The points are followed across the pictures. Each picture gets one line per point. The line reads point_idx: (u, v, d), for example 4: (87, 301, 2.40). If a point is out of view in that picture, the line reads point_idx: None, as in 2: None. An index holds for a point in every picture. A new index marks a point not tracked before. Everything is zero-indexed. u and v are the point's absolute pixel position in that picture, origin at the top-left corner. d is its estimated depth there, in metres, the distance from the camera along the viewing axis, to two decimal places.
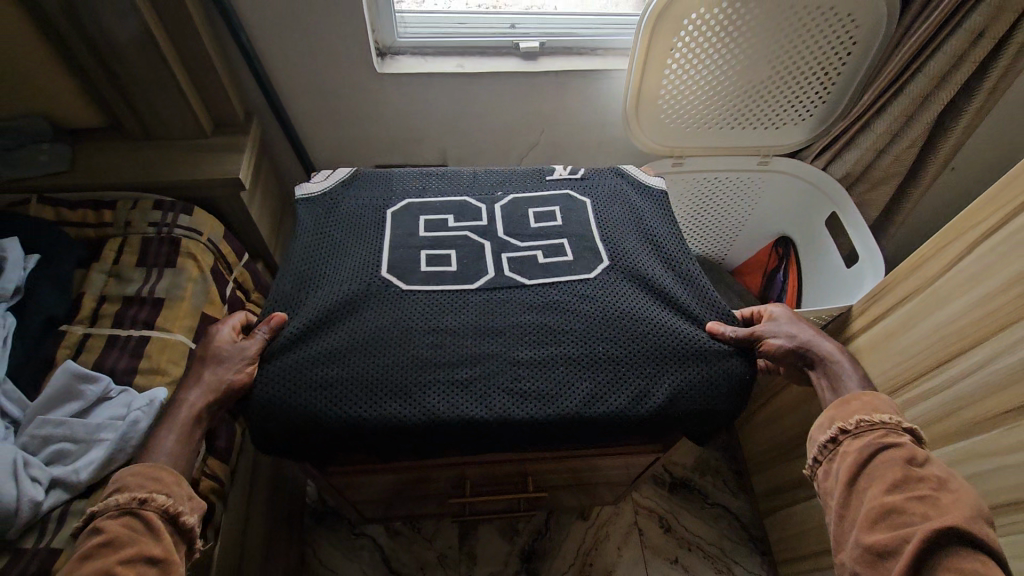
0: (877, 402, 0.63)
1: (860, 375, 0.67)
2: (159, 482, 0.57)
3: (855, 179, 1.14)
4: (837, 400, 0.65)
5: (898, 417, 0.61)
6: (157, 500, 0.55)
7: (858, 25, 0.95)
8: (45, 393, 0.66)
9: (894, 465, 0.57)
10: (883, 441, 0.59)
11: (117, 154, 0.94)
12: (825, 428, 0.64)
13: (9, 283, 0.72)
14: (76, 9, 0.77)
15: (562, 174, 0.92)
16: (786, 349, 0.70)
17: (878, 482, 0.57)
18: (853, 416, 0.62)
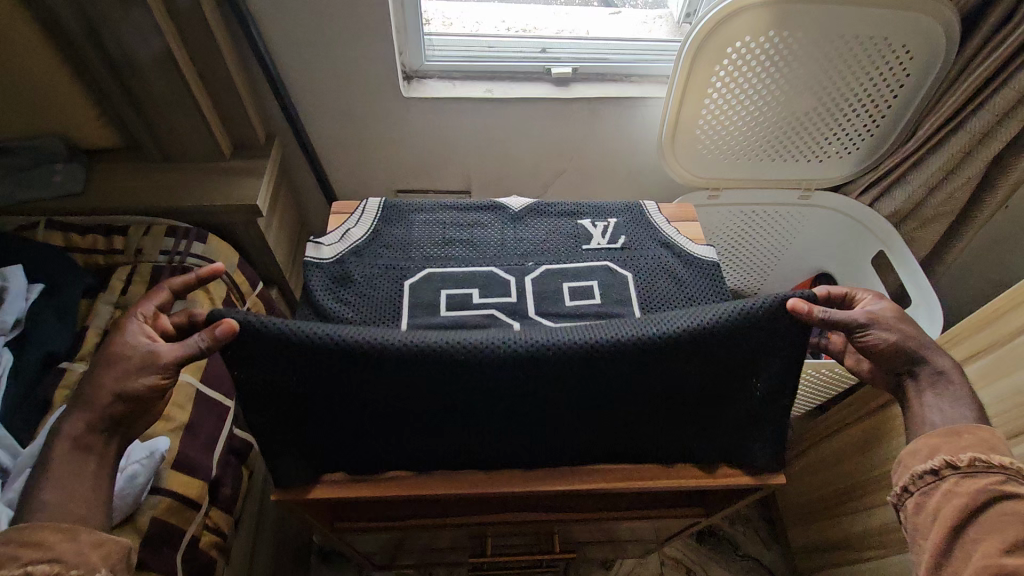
0: (995, 441, 0.53)
1: (976, 403, 0.57)
2: (41, 547, 0.46)
3: (902, 219, 1.08)
4: (944, 429, 0.55)
5: (1018, 461, 0.52)
6: (39, 570, 0.45)
7: (913, 56, 0.89)
8: (38, 442, 0.61)
9: (1015, 520, 0.48)
10: (1002, 489, 0.50)
11: (131, 177, 0.90)
12: (920, 458, 0.55)
13: (8, 316, 0.68)
14: (95, 28, 0.74)
15: (600, 243, 0.82)
16: (895, 351, 0.59)
17: (993, 538, 0.48)
18: (964, 452, 0.53)
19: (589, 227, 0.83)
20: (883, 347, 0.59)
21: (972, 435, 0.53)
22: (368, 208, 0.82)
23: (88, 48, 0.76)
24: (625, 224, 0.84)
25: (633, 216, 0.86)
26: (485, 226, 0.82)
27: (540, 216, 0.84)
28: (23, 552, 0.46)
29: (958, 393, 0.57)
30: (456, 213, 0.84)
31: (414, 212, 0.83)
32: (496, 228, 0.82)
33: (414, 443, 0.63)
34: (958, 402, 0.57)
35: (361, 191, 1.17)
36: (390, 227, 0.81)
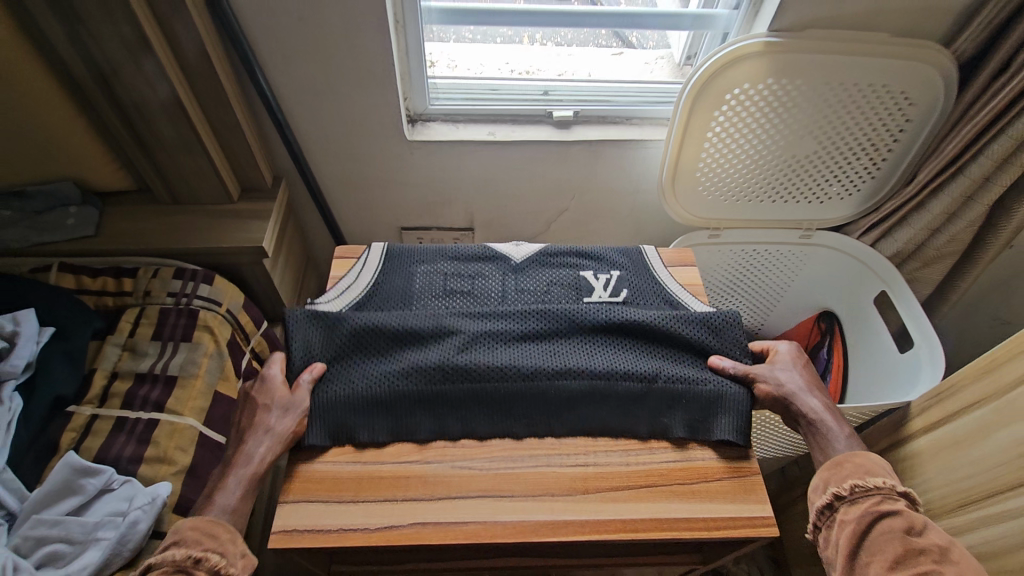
0: (870, 464, 0.61)
1: (847, 435, 0.65)
2: (214, 540, 0.54)
3: (905, 258, 1.08)
4: (830, 462, 0.63)
5: (892, 480, 0.59)
6: (212, 560, 0.52)
7: (912, 103, 0.90)
8: (43, 487, 0.62)
9: (894, 536, 0.55)
10: (880, 510, 0.57)
11: (144, 219, 0.93)
12: (818, 492, 0.62)
13: (20, 360, 0.70)
14: (109, 79, 0.77)
15: (602, 296, 0.82)
16: (771, 397, 0.70)
17: (879, 558, 0.54)
18: (846, 481, 0.60)
19: (591, 279, 0.84)
20: (762, 390, 0.70)
21: (849, 463, 0.61)
22: (373, 253, 0.84)
23: (103, 98, 0.79)
24: (628, 278, 0.85)
25: (637, 270, 0.86)
26: (486, 277, 0.83)
27: (542, 266, 0.85)
28: (200, 541, 0.53)
29: (830, 433, 0.66)
30: (458, 264, 0.85)
31: (416, 262, 0.85)
32: (497, 279, 0.83)
33: (415, 414, 0.68)
34: (832, 441, 0.65)
35: (365, 227, 1.19)
36: (391, 279, 0.82)
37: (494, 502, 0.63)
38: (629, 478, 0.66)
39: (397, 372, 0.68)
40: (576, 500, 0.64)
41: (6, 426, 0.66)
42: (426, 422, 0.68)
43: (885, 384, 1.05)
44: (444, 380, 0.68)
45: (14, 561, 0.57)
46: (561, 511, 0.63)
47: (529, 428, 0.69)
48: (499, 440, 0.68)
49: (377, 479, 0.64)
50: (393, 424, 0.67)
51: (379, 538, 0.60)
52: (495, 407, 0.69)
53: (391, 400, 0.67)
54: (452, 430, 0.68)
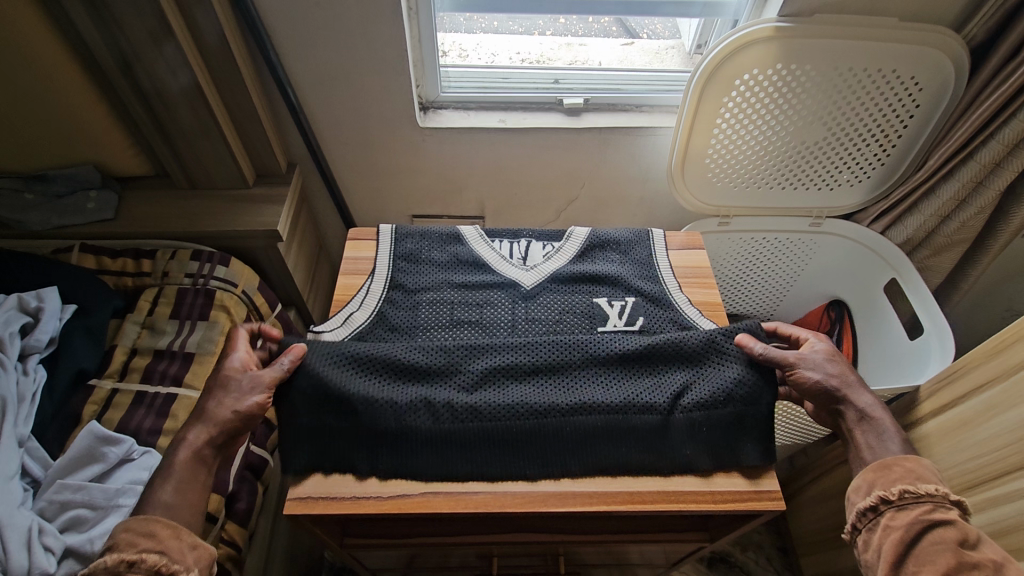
0: (922, 469, 0.58)
1: (900, 435, 0.61)
2: (151, 539, 0.51)
3: (915, 246, 1.08)
4: (876, 463, 0.60)
5: (944, 488, 0.56)
6: (147, 560, 0.50)
7: (923, 89, 0.90)
8: (67, 454, 0.64)
9: (946, 550, 0.52)
10: (931, 519, 0.54)
11: (162, 203, 0.95)
12: (862, 493, 0.59)
13: (43, 336, 0.72)
14: (131, 66, 0.79)
15: (617, 325, 0.79)
16: (818, 386, 0.66)
17: (929, 571, 0.52)
18: (895, 485, 0.57)
19: (605, 307, 0.81)
20: (811, 381, 0.66)
21: (899, 468, 0.58)
22: (384, 237, 0.87)
23: (125, 82, 0.81)
24: (644, 305, 0.82)
25: (655, 295, 0.82)
26: (494, 305, 0.80)
27: (554, 293, 0.82)
28: (136, 543, 0.51)
29: (882, 430, 0.62)
30: (464, 291, 0.82)
31: (421, 291, 0.81)
32: (506, 308, 0.80)
33: (422, 455, 0.64)
34: (883, 440, 0.61)
35: (377, 214, 1.21)
36: (396, 308, 0.79)
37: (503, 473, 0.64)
38: (641, 464, 0.66)
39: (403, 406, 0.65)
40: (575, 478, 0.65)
41: (32, 397, 0.68)
42: (435, 464, 0.64)
43: (894, 371, 1.05)
44: (452, 416, 0.65)
45: (41, 522, 0.60)
46: (569, 483, 0.64)
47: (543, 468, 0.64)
48: None
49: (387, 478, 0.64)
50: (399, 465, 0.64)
51: (393, 505, 0.61)
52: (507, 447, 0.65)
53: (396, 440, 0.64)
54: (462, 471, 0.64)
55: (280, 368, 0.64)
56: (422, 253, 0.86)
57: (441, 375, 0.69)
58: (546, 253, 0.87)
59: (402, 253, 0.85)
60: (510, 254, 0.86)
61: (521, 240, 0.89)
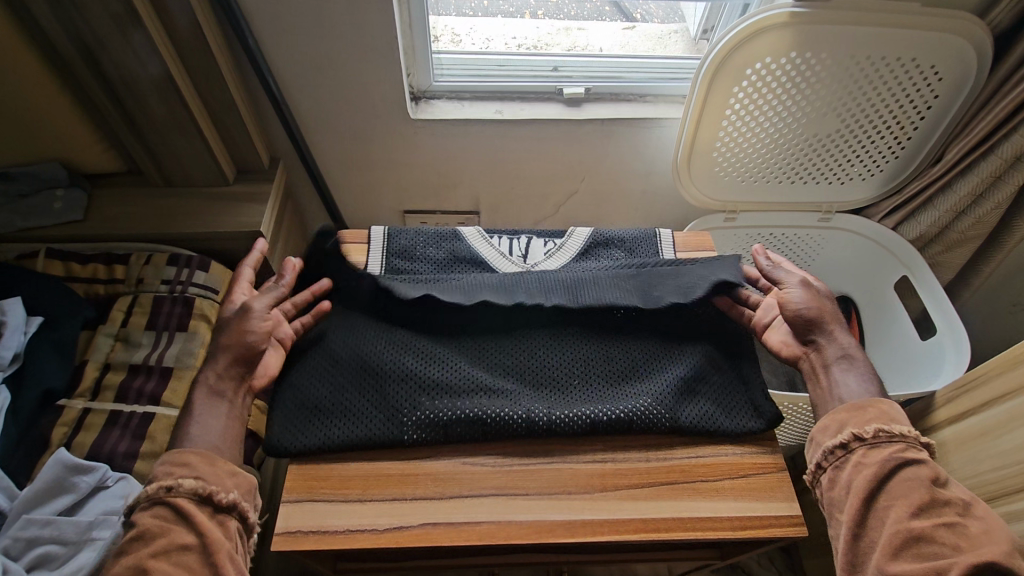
0: (893, 413, 0.57)
1: (871, 376, 0.62)
2: (185, 465, 0.52)
3: (927, 242, 1.04)
4: (849, 403, 0.59)
5: (914, 429, 0.56)
6: (185, 483, 0.51)
7: (942, 78, 0.85)
8: (33, 485, 0.59)
9: (918, 486, 0.52)
10: (905, 457, 0.53)
11: (136, 203, 0.88)
12: (833, 431, 0.58)
13: (8, 350, 0.66)
14: (95, 55, 0.73)
15: None
16: (800, 316, 0.65)
17: (900, 506, 0.51)
18: (869, 423, 0.56)
19: None
20: (794, 309, 0.65)
21: (874, 407, 0.57)
22: (377, 238, 0.81)
23: (88, 72, 0.74)
24: None
25: None
26: None
27: None
28: (172, 471, 0.52)
29: (853, 366, 0.62)
30: None
31: None
32: None
33: (409, 427, 0.61)
34: (855, 377, 0.61)
35: (367, 211, 1.15)
36: None
37: (509, 502, 0.58)
38: (649, 475, 0.61)
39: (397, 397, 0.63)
40: (573, 444, 0.63)
41: None
42: (422, 419, 0.61)
43: (904, 373, 1.02)
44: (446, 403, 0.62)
45: (5, 563, 0.55)
46: (579, 510, 0.58)
47: (531, 417, 0.61)
48: (503, 458, 0.61)
49: (385, 479, 0.59)
50: (384, 419, 0.62)
51: (389, 538, 0.56)
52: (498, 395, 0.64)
53: (386, 423, 0.61)
54: (451, 423, 0.61)
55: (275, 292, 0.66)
56: (419, 251, 0.80)
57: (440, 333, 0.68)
58: (548, 251, 0.83)
59: (397, 251, 0.80)
60: (509, 252, 0.82)
61: (521, 237, 0.84)
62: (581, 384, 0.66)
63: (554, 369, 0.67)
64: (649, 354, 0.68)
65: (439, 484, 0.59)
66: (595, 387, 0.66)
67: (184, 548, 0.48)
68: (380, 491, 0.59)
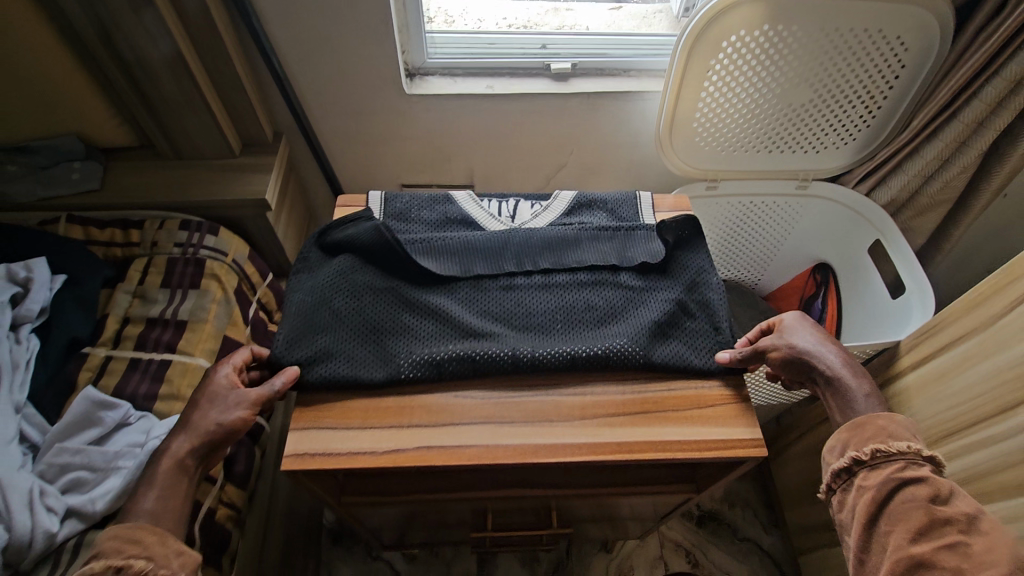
0: (893, 427, 0.60)
1: (869, 394, 0.63)
2: (138, 545, 0.52)
3: (899, 207, 1.10)
4: (850, 423, 0.62)
5: (917, 445, 0.57)
6: (134, 566, 0.50)
7: (907, 49, 0.90)
8: (64, 418, 0.65)
9: (916, 506, 0.53)
10: (905, 477, 0.55)
11: (148, 174, 0.94)
12: (838, 454, 0.61)
13: (35, 305, 0.71)
14: (110, 35, 0.78)
15: None
16: (787, 360, 0.68)
17: (901, 528, 0.53)
18: (867, 445, 0.59)
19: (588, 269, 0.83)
20: (780, 358, 0.68)
21: (872, 426, 0.60)
22: (373, 202, 0.84)
23: (104, 49, 0.79)
24: None
25: None
26: None
27: None
28: (122, 549, 0.51)
29: (851, 391, 0.64)
30: None
31: None
32: None
33: (406, 366, 0.67)
34: (852, 400, 0.64)
35: (366, 184, 1.20)
36: None
37: (496, 428, 0.64)
38: (626, 406, 0.66)
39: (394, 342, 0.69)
40: (556, 381, 0.68)
41: (25, 364, 0.68)
42: (417, 359, 0.67)
43: (877, 331, 1.08)
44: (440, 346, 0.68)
45: (41, 485, 0.61)
46: (559, 434, 0.64)
47: (517, 355, 0.67)
48: (491, 394, 0.67)
49: (384, 408, 0.65)
50: (383, 359, 0.67)
51: (388, 459, 0.61)
52: (487, 337, 0.70)
53: (385, 362, 0.67)
54: (444, 362, 0.67)
55: (272, 389, 0.63)
56: (412, 213, 0.84)
57: (434, 284, 0.74)
58: (534, 213, 0.86)
59: (391, 214, 0.83)
60: (498, 214, 0.86)
61: (509, 200, 0.88)
62: (564, 327, 0.72)
63: (538, 315, 0.73)
64: (627, 304, 0.74)
65: (433, 414, 0.65)
66: (576, 331, 0.71)
67: None
68: (380, 419, 0.64)
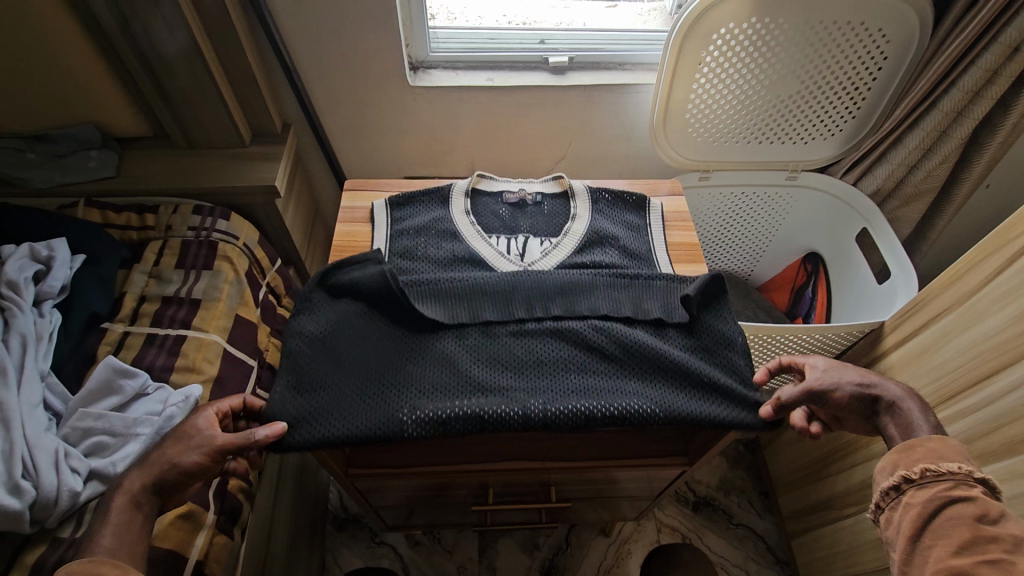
0: (949, 450, 0.54)
1: (932, 422, 0.57)
2: None
3: (885, 197, 1.13)
4: (900, 444, 0.57)
5: (972, 467, 0.52)
6: None
7: (888, 41, 0.94)
8: (86, 386, 0.68)
9: (962, 525, 0.49)
10: (952, 495, 0.51)
11: (161, 163, 0.98)
12: (884, 474, 0.56)
13: (56, 282, 0.75)
14: (127, 23, 0.81)
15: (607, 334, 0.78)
16: (852, 399, 0.61)
17: (942, 543, 0.49)
18: (917, 464, 0.54)
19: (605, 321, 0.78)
20: (844, 399, 0.61)
21: (922, 447, 0.54)
22: (379, 228, 0.82)
23: (123, 40, 0.83)
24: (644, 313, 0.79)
25: None
26: None
27: None
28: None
29: (912, 415, 0.58)
30: None
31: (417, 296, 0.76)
32: None
33: (406, 427, 0.59)
34: (914, 427, 0.57)
35: (370, 176, 1.24)
36: None
37: None
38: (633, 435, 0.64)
39: (393, 396, 0.62)
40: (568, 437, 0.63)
41: (48, 336, 0.72)
42: (418, 417, 0.60)
43: (868, 311, 1.10)
44: (443, 400, 0.62)
45: (66, 447, 0.64)
46: None
47: (527, 411, 0.60)
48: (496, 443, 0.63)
49: None
50: (381, 417, 0.60)
51: None
52: (495, 392, 0.63)
53: (383, 423, 0.60)
54: (446, 419, 0.60)
55: (252, 438, 0.56)
56: (418, 250, 0.79)
57: (440, 331, 0.68)
58: (544, 250, 0.80)
59: (398, 253, 0.79)
60: (506, 251, 0.80)
61: (519, 236, 0.82)
62: (579, 380, 0.64)
63: (551, 366, 0.66)
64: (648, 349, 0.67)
65: None
66: (592, 384, 0.64)
67: None
68: None
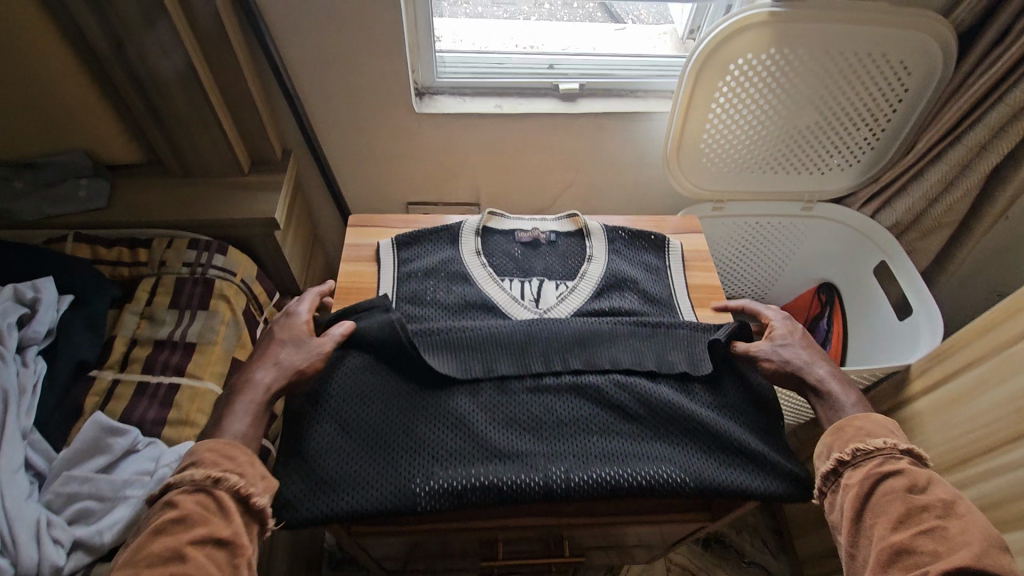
0: (871, 428, 0.58)
1: (854, 404, 0.61)
2: (234, 461, 0.52)
3: (902, 230, 1.11)
4: (831, 427, 0.60)
5: (896, 440, 0.56)
6: (229, 480, 0.51)
7: (910, 72, 0.91)
8: (72, 446, 0.64)
9: (896, 496, 0.52)
10: (883, 470, 0.53)
11: (155, 192, 0.93)
12: (822, 458, 0.59)
13: (41, 326, 0.70)
14: (121, 39, 0.77)
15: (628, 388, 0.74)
16: (777, 373, 0.66)
17: (882, 519, 0.51)
18: (848, 444, 0.57)
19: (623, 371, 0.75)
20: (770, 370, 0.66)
21: (851, 427, 0.58)
22: (385, 270, 0.78)
23: (116, 62, 0.79)
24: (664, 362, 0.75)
25: None
26: None
27: None
28: (219, 462, 0.52)
29: (837, 402, 0.62)
30: None
31: None
32: None
33: (420, 499, 0.56)
34: (838, 411, 0.61)
35: (372, 203, 1.20)
36: None
37: None
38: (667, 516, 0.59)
39: (405, 463, 0.58)
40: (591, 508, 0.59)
41: (32, 388, 0.67)
42: (433, 488, 0.56)
43: (885, 350, 1.07)
44: (458, 467, 0.58)
45: (49, 515, 0.60)
46: None
47: (548, 482, 0.57)
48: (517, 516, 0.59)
49: None
50: (394, 487, 0.56)
51: None
52: (514, 457, 0.59)
53: (395, 494, 0.56)
54: (462, 491, 0.56)
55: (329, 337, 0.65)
56: (426, 294, 0.75)
57: (454, 388, 0.64)
58: (560, 294, 0.77)
59: (406, 296, 0.75)
60: (521, 295, 0.76)
61: (533, 279, 0.78)
62: (602, 443, 0.61)
63: (572, 427, 0.62)
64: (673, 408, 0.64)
65: None
66: (616, 447, 0.60)
67: (218, 543, 0.48)
68: None
